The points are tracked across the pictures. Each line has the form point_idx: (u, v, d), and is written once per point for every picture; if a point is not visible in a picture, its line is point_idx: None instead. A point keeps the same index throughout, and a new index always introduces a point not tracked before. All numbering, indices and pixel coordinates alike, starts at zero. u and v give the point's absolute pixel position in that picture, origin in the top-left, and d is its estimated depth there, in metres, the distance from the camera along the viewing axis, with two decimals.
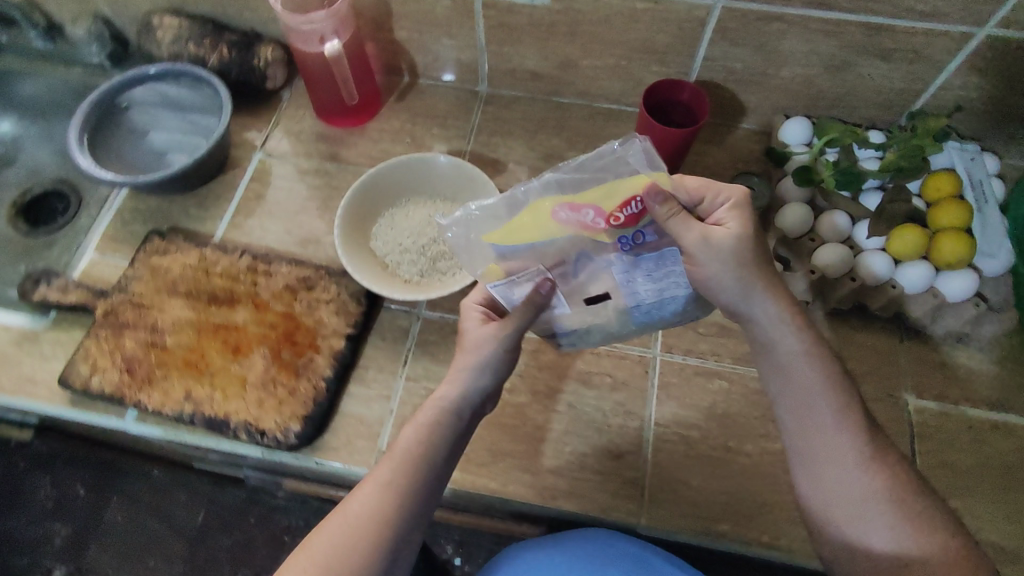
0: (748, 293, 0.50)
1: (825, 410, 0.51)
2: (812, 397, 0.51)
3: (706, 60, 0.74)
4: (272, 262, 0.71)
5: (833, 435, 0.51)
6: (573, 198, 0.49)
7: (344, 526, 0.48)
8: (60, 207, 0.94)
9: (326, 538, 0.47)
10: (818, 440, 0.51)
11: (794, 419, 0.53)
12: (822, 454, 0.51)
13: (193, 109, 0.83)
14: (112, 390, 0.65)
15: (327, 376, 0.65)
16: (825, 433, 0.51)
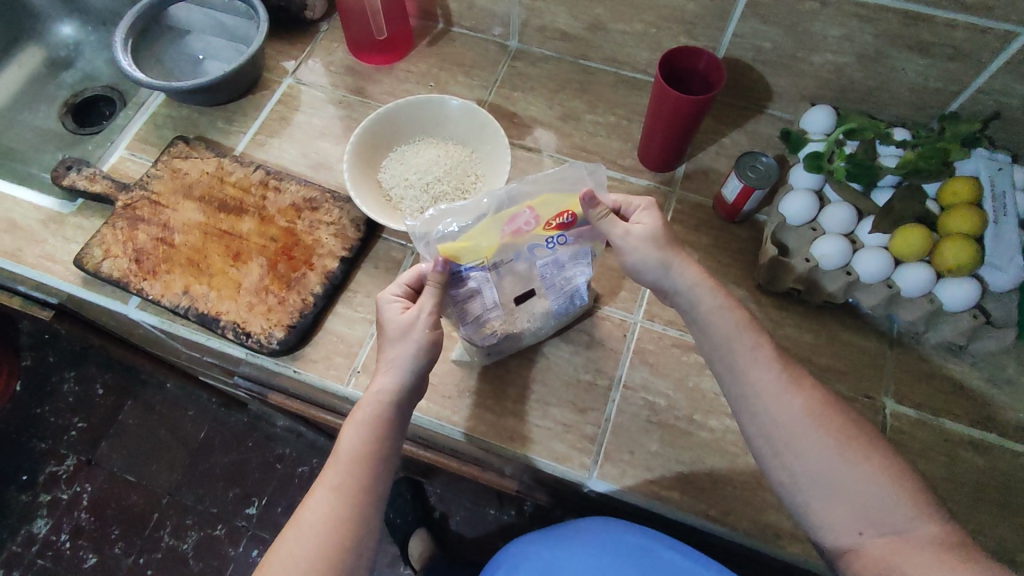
0: (666, 266, 0.56)
1: (768, 378, 0.52)
2: (747, 360, 0.53)
3: (734, 36, 0.73)
4: (284, 179, 0.74)
5: (784, 403, 0.51)
6: (513, 209, 0.53)
7: (302, 535, 0.50)
8: (109, 113, 1.00)
9: (288, 551, 0.49)
10: (760, 404, 0.52)
11: (734, 390, 0.54)
12: (783, 432, 0.51)
13: (241, 38, 0.88)
14: (119, 276, 0.69)
15: (317, 293, 0.68)
16: (774, 403, 0.52)
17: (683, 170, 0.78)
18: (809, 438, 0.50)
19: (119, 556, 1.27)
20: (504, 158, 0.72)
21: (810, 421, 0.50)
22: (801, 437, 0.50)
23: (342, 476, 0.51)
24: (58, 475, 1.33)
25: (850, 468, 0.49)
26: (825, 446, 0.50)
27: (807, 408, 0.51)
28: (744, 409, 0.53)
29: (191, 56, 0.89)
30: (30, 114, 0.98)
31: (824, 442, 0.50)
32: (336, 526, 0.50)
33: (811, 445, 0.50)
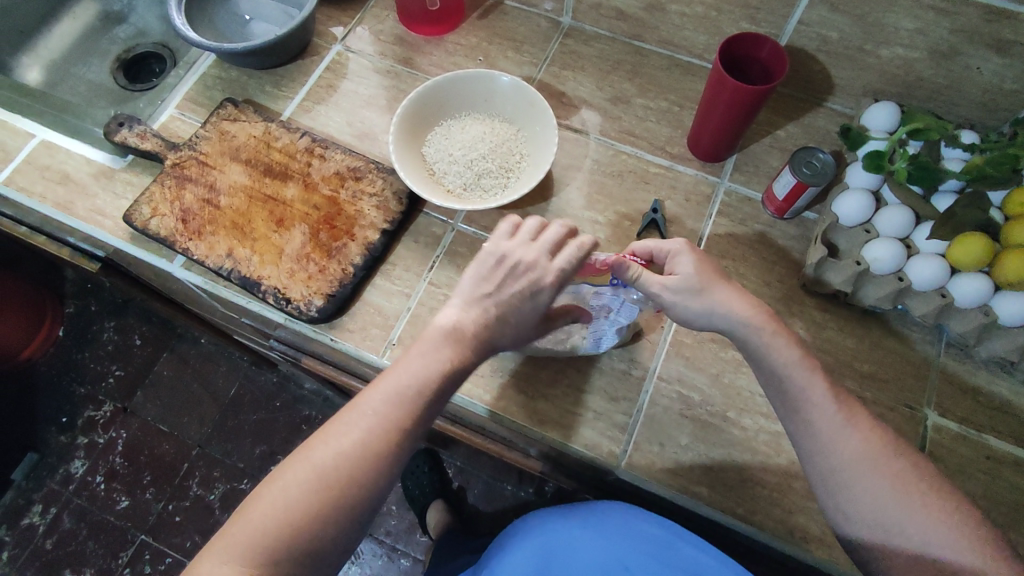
0: (707, 286, 0.55)
1: (836, 416, 0.52)
2: (805, 387, 0.53)
3: (800, 25, 0.70)
4: (329, 147, 0.75)
5: (848, 439, 0.51)
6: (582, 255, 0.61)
7: (310, 472, 0.49)
8: (159, 70, 1.01)
9: (293, 479, 0.48)
10: (830, 445, 0.51)
11: (799, 427, 0.53)
12: (844, 464, 0.51)
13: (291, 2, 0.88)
14: (166, 234, 0.70)
15: (356, 263, 0.68)
16: (840, 437, 0.51)
17: (733, 161, 0.76)
18: (881, 486, 0.50)
19: (149, 501, 1.32)
20: (552, 138, 0.71)
21: (868, 453, 0.51)
22: (872, 484, 0.50)
23: (374, 423, 0.50)
24: (96, 420, 1.38)
25: (898, 496, 0.50)
26: (894, 495, 0.50)
27: (879, 454, 0.51)
28: (811, 447, 0.52)
29: (238, 17, 0.89)
30: (84, 67, 0.99)
31: (877, 473, 0.50)
32: (348, 473, 0.49)
33: (882, 493, 0.50)
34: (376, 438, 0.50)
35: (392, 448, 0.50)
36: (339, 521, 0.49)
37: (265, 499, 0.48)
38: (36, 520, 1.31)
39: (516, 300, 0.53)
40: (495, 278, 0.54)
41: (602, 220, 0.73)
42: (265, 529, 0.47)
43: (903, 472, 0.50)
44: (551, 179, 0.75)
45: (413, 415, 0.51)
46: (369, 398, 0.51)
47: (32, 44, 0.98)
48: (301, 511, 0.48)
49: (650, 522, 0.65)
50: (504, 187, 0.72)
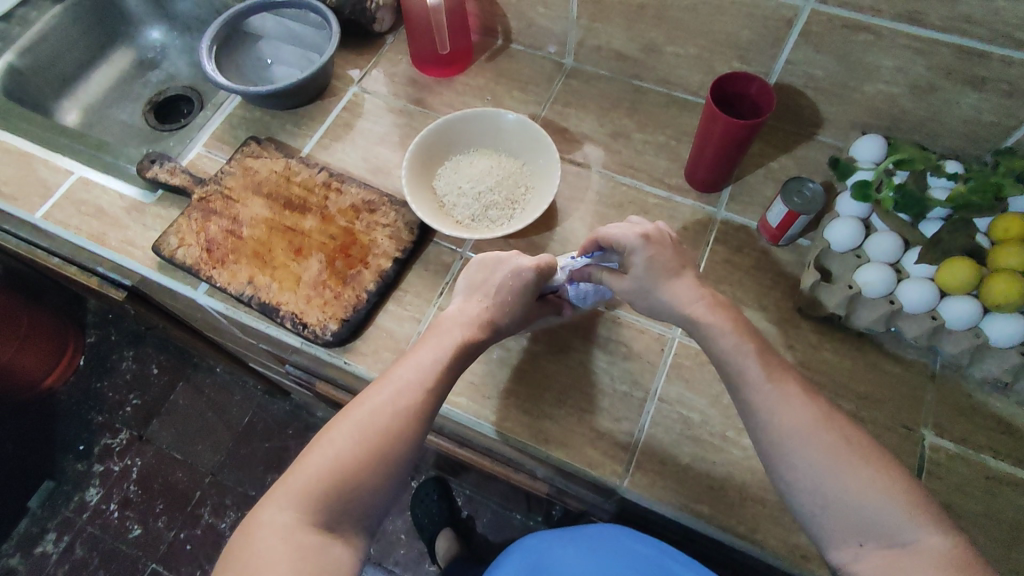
0: (636, 252, 0.60)
1: (768, 389, 0.54)
2: (742, 364, 0.56)
3: (788, 63, 0.75)
4: (345, 181, 0.79)
5: (781, 410, 0.53)
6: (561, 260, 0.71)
7: (353, 430, 0.55)
8: (187, 111, 1.08)
9: (339, 437, 0.55)
10: (768, 419, 0.53)
11: (742, 405, 0.56)
12: (781, 437, 0.53)
13: (312, 49, 0.95)
14: (191, 263, 0.74)
15: (370, 289, 0.72)
16: (773, 410, 0.53)
17: (729, 191, 0.80)
18: (818, 456, 0.51)
19: (162, 529, 1.34)
20: (555, 172, 0.75)
21: (803, 425, 0.52)
22: (807, 453, 0.52)
23: (406, 386, 0.57)
24: (112, 448, 1.41)
25: (834, 465, 0.51)
26: (831, 462, 0.51)
27: (814, 425, 0.53)
28: (754, 423, 0.55)
29: (261, 62, 0.95)
30: (118, 110, 1.07)
31: (813, 443, 0.52)
32: (384, 426, 0.55)
33: (821, 461, 0.51)
34: (408, 398, 0.57)
35: (423, 407, 0.57)
36: (380, 471, 0.54)
37: (315, 454, 0.54)
38: (50, 548, 1.32)
39: (507, 284, 0.64)
40: (488, 275, 0.65)
41: None
42: (316, 480, 0.53)
43: (838, 442, 0.52)
44: (554, 210, 0.79)
45: (438, 378, 0.58)
46: (401, 367, 0.59)
47: (72, 88, 1.04)
48: (345, 461, 0.53)
49: (642, 544, 0.67)
50: (510, 217, 0.76)
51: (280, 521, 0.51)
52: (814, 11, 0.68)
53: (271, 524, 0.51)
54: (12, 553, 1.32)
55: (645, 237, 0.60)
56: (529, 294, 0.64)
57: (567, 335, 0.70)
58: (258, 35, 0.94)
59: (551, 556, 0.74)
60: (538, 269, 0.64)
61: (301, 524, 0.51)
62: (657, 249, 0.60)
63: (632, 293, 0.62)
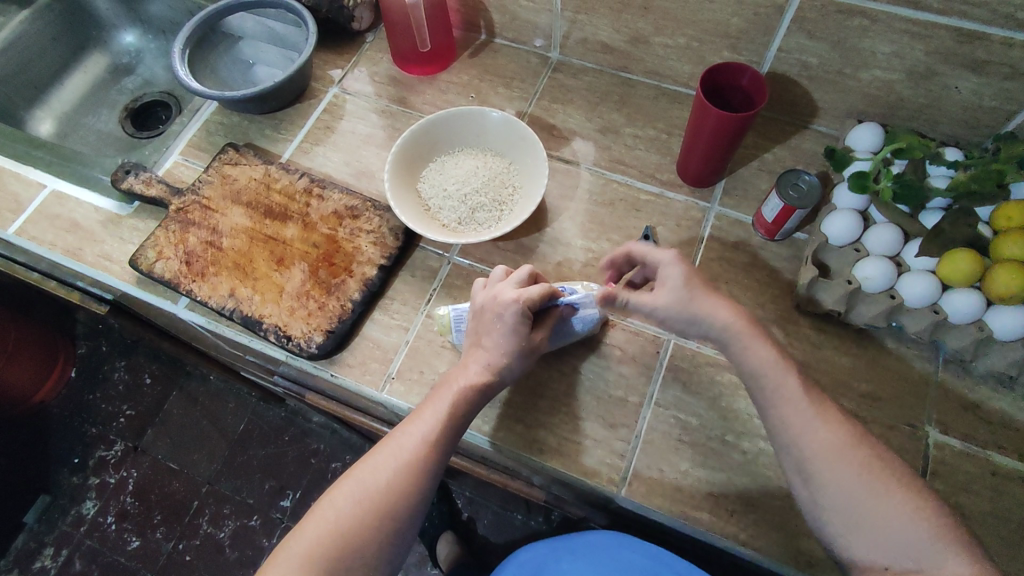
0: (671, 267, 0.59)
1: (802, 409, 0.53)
2: (776, 384, 0.54)
3: (780, 52, 0.73)
4: (327, 187, 0.77)
5: (815, 431, 0.52)
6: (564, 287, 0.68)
7: (355, 493, 0.53)
8: (166, 117, 1.06)
9: (340, 501, 0.53)
10: (802, 438, 0.52)
11: (776, 423, 0.54)
12: (816, 459, 0.52)
13: (293, 48, 0.92)
14: (170, 277, 0.72)
15: (355, 299, 0.69)
16: (807, 428, 0.52)
17: (722, 185, 0.77)
18: (846, 476, 0.51)
19: (159, 541, 1.32)
20: (542, 171, 0.72)
21: (837, 446, 0.51)
22: (840, 476, 0.51)
23: (407, 443, 0.55)
24: (107, 460, 1.39)
25: (867, 486, 0.50)
26: (863, 485, 0.50)
27: (847, 445, 0.51)
28: (784, 439, 0.53)
29: (243, 62, 0.93)
30: (94, 118, 1.04)
31: (849, 466, 0.51)
32: (386, 486, 0.53)
33: (852, 480, 0.51)
34: (410, 456, 0.55)
35: (425, 463, 0.55)
36: (385, 532, 0.52)
37: (318, 516, 0.53)
38: (47, 563, 1.31)
39: (495, 329, 0.59)
40: (483, 322, 0.60)
41: (595, 248, 0.74)
42: (318, 545, 0.51)
43: (872, 462, 0.51)
44: (544, 210, 0.77)
45: (442, 431, 0.56)
46: (405, 425, 0.57)
47: (45, 97, 1.01)
48: (347, 524, 0.52)
49: (641, 554, 0.66)
50: (498, 219, 0.73)
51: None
52: None
53: None
54: (9, 569, 1.30)
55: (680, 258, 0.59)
56: (519, 332, 0.58)
57: None
58: (238, 35, 0.91)
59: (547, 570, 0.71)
60: (521, 301, 0.58)
61: None
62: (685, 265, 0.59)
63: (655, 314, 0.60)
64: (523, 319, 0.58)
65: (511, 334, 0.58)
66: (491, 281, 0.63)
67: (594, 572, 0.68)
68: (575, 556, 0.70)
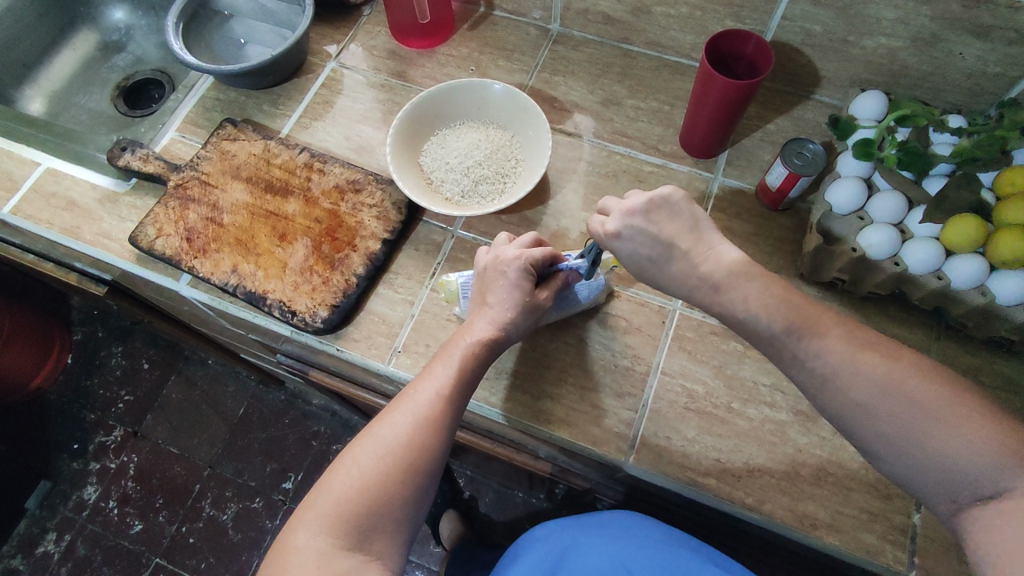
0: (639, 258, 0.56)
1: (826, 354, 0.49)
2: (795, 327, 0.50)
3: (784, 20, 0.72)
4: (327, 161, 0.76)
5: (849, 373, 0.48)
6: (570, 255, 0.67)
7: (376, 449, 0.53)
8: (159, 95, 1.04)
9: (361, 458, 0.53)
10: (836, 386, 0.48)
11: (797, 372, 0.50)
12: (857, 405, 0.47)
13: (286, 26, 0.89)
14: (171, 254, 0.71)
15: (359, 274, 0.69)
16: (838, 375, 0.48)
17: (725, 156, 0.77)
18: (869, 408, 0.47)
19: (163, 524, 1.33)
20: (545, 143, 0.72)
21: (879, 384, 0.47)
22: (886, 420, 0.46)
23: (422, 398, 0.55)
24: (107, 445, 1.39)
25: (918, 422, 0.45)
26: (914, 424, 0.45)
27: (886, 378, 0.47)
28: (815, 388, 0.49)
29: (233, 41, 0.89)
30: (85, 96, 1.02)
31: (892, 404, 0.46)
32: (406, 440, 0.53)
33: (902, 419, 0.46)
34: (427, 411, 0.55)
35: (442, 417, 0.55)
36: (409, 485, 0.52)
37: (341, 474, 0.52)
38: (50, 548, 1.31)
39: (501, 286, 0.59)
40: (485, 281, 0.60)
41: None
42: (344, 502, 0.51)
43: (918, 397, 0.46)
44: (547, 183, 0.76)
45: (455, 384, 0.56)
46: (418, 382, 0.57)
47: (34, 75, 0.99)
48: (372, 480, 0.52)
49: (658, 530, 0.69)
50: (501, 192, 0.73)
51: (314, 547, 0.50)
52: None
53: (306, 549, 0.50)
54: (12, 554, 1.31)
55: (618, 237, 0.56)
56: (524, 288, 0.58)
57: None
58: (228, 12, 0.88)
59: (561, 550, 0.70)
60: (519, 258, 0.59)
61: (337, 548, 0.50)
62: (632, 243, 0.55)
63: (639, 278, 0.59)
64: (528, 275, 0.59)
65: (516, 290, 0.58)
66: (495, 246, 0.63)
67: (608, 546, 0.68)
68: (591, 538, 0.69)
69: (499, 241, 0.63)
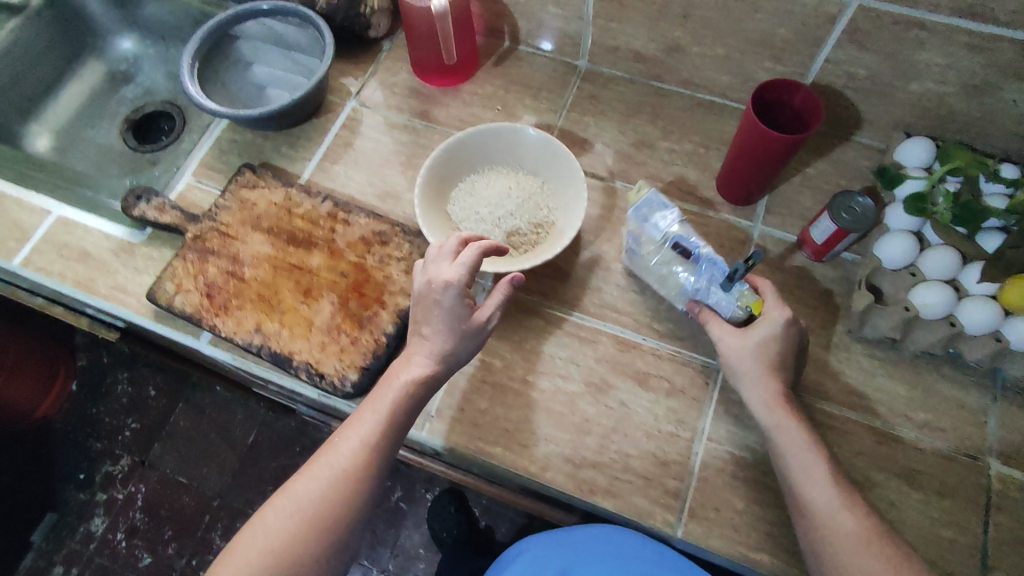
0: (750, 381, 0.58)
1: (782, 433, 0.57)
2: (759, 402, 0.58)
3: (826, 63, 0.70)
4: (352, 211, 0.73)
5: (804, 455, 0.55)
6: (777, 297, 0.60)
7: (291, 506, 0.55)
8: (168, 128, 1.01)
9: (275, 516, 0.55)
10: (780, 452, 0.56)
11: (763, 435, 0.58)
12: (791, 476, 0.55)
13: (297, 49, 0.86)
14: (192, 311, 0.68)
15: (389, 332, 0.66)
16: (794, 451, 0.56)
17: (765, 203, 0.74)
18: (799, 489, 0.55)
19: (172, 557, 1.30)
20: (580, 194, 0.68)
21: (809, 464, 0.55)
22: (803, 494, 0.54)
23: (343, 455, 0.56)
24: (114, 476, 1.36)
25: (831, 507, 0.53)
26: (820, 505, 0.53)
27: (818, 463, 0.55)
28: (772, 450, 0.57)
29: (241, 62, 0.86)
30: (92, 130, 0.99)
31: (818, 487, 0.54)
32: (319, 498, 0.55)
33: (813, 502, 0.54)
34: (347, 467, 0.56)
35: (362, 474, 0.56)
36: (318, 546, 0.54)
37: (253, 530, 0.55)
38: None
39: (439, 314, 0.58)
40: (421, 311, 0.60)
41: (636, 272, 0.71)
42: (249, 564, 0.53)
43: (830, 487, 0.54)
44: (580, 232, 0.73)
45: (380, 435, 0.57)
46: (344, 432, 0.58)
47: (40, 110, 0.96)
48: (281, 540, 0.53)
49: (650, 560, 0.69)
50: (534, 244, 0.70)
51: None
52: (860, 8, 0.62)
53: None
54: None
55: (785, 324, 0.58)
56: (455, 317, 0.58)
57: (605, 371, 0.66)
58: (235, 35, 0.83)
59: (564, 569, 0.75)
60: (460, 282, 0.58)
61: None
62: (782, 337, 0.58)
63: (728, 349, 0.59)
64: (462, 301, 0.58)
65: (450, 319, 0.58)
66: (434, 260, 0.61)
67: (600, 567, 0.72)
68: (587, 563, 0.74)
69: (433, 254, 0.61)
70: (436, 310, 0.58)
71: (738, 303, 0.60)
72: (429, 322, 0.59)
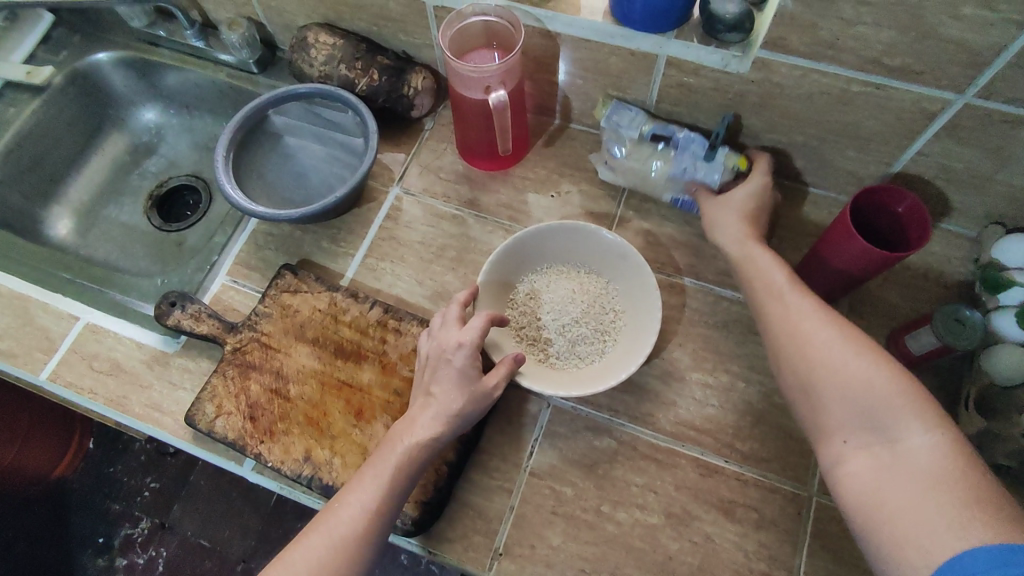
0: (745, 247, 0.62)
1: (804, 329, 0.52)
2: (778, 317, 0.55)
3: (917, 155, 0.64)
4: (403, 317, 0.67)
5: (822, 343, 0.51)
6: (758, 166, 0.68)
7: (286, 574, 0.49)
8: (194, 203, 0.96)
9: None
10: (794, 333, 0.53)
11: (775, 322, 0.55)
12: (808, 364, 0.51)
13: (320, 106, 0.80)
14: (234, 436, 0.63)
15: (450, 459, 0.60)
16: (815, 340, 0.51)
17: (848, 301, 0.69)
18: (826, 377, 0.50)
19: None
20: (653, 301, 0.63)
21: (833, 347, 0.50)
22: (823, 385, 0.49)
23: (348, 521, 0.51)
24: (134, 539, 1.28)
25: (855, 389, 0.48)
26: (840, 395, 0.48)
27: (838, 341, 0.50)
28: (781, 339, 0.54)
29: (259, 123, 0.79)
30: (115, 208, 0.94)
31: (844, 364, 0.49)
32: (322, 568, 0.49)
33: (843, 389, 0.48)
34: (349, 530, 0.50)
35: (368, 541, 0.51)
36: None
37: None
38: None
39: (444, 372, 0.56)
40: (428, 371, 0.57)
41: (713, 382, 0.65)
42: None
43: (855, 361, 0.49)
44: None
45: (385, 498, 0.52)
46: (345, 495, 0.52)
47: (61, 190, 0.91)
48: None
49: None
50: (603, 355, 0.65)
51: None
52: (968, 106, 0.56)
53: None
54: None
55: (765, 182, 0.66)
56: (463, 377, 0.56)
57: (686, 501, 0.60)
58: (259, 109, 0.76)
59: None
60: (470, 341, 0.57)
61: None
62: (761, 194, 0.66)
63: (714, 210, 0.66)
64: (473, 361, 0.56)
65: (459, 378, 0.56)
66: (439, 324, 0.60)
67: None
68: None
69: (439, 323, 0.60)
70: (444, 371, 0.57)
71: (726, 165, 0.67)
72: (436, 384, 0.56)
